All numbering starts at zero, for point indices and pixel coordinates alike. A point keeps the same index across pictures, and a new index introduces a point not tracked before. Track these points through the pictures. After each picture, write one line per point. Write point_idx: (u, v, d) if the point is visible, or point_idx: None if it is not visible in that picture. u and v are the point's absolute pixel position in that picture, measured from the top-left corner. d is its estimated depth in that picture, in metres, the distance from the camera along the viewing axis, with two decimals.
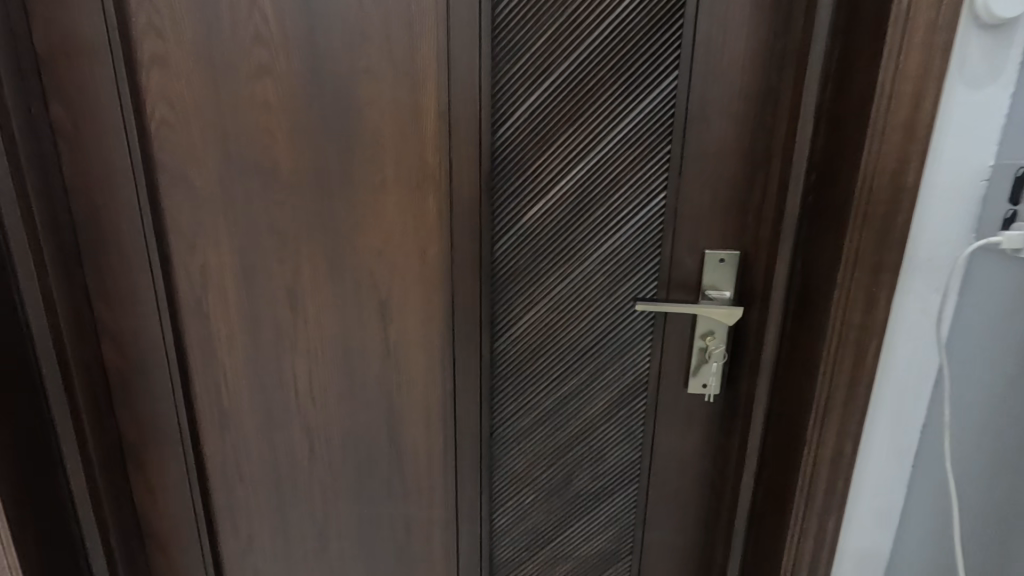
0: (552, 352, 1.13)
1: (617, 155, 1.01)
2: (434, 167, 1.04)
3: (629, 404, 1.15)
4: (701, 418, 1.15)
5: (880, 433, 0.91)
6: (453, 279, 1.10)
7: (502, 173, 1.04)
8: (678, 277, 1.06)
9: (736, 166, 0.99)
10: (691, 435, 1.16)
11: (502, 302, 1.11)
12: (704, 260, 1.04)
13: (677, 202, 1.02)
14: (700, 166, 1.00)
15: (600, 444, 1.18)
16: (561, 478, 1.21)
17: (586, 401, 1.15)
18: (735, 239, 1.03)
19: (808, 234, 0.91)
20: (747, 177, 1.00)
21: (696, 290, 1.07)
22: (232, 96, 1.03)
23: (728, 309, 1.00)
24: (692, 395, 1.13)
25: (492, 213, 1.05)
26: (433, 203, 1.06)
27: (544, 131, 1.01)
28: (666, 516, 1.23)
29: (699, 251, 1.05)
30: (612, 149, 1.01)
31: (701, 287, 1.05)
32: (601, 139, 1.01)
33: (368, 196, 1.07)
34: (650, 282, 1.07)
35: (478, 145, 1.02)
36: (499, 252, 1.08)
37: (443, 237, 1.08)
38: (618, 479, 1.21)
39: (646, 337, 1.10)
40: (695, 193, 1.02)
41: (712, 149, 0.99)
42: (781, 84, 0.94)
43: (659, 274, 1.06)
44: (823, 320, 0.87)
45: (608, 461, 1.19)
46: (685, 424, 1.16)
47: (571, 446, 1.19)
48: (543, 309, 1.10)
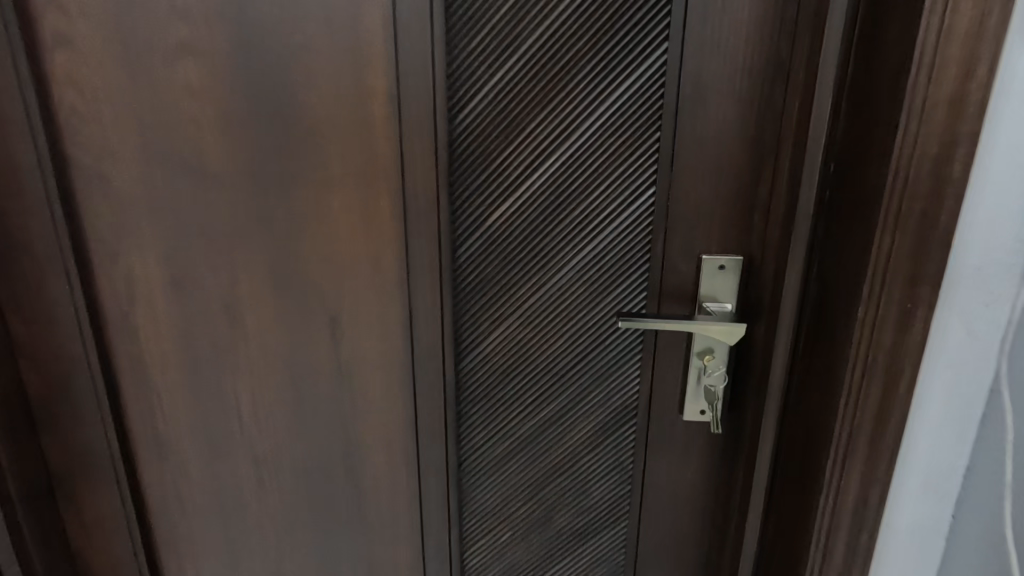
0: (525, 373, 0.98)
1: (596, 146, 0.86)
2: (385, 160, 0.90)
3: (616, 432, 1.00)
4: (700, 449, 0.99)
5: (914, 476, 0.75)
6: (411, 289, 0.95)
7: (464, 167, 0.89)
8: (670, 287, 0.91)
9: (739, 155, 0.84)
10: (688, 466, 1.01)
11: (467, 315, 0.96)
12: (700, 266, 0.89)
13: (669, 199, 0.87)
14: (696, 156, 0.85)
15: (584, 477, 1.03)
16: (540, 514, 1.07)
17: (565, 428, 1.00)
18: (738, 242, 0.88)
19: (826, 236, 0.76)
20: (752, 168, 0.84)
21: (692, 301, 0.91)
22: (149, 79, 0.88)
23: (727, 325, 0.85)
24: (688, 422, 0.98)
25: (453, 214, 0.91)
26: (386, 202, 0.92)
27: (511, 117, 0.86)
28: (660, 557, 1.08)
29: (695, 256, 0.89)
30: (591, 138, 0.86)
31: (698, 298, 0.90)
32: (578, 127, 0.86)
33: (311, 194, 0.93)
34: (638, 294, 0.92)
35: (434, 134, 0.87)
36: (462, 259, 0.93)
37: (399, 242, 0.93)
38: (604, 516, 1.06)
39: (634, 356, 0.95)
40: (689, 189, 0.86)
41: (710, 137, 0.84)
42: (793, 55, 0.78)
43: (648, 284, 0.91)
44: (846, 341, 0.71)
45: (593, 496, 1.05)
46: (681, 454, 1.00)
47: (551, 479, 1.04)
48: (514, 324, 0.95)
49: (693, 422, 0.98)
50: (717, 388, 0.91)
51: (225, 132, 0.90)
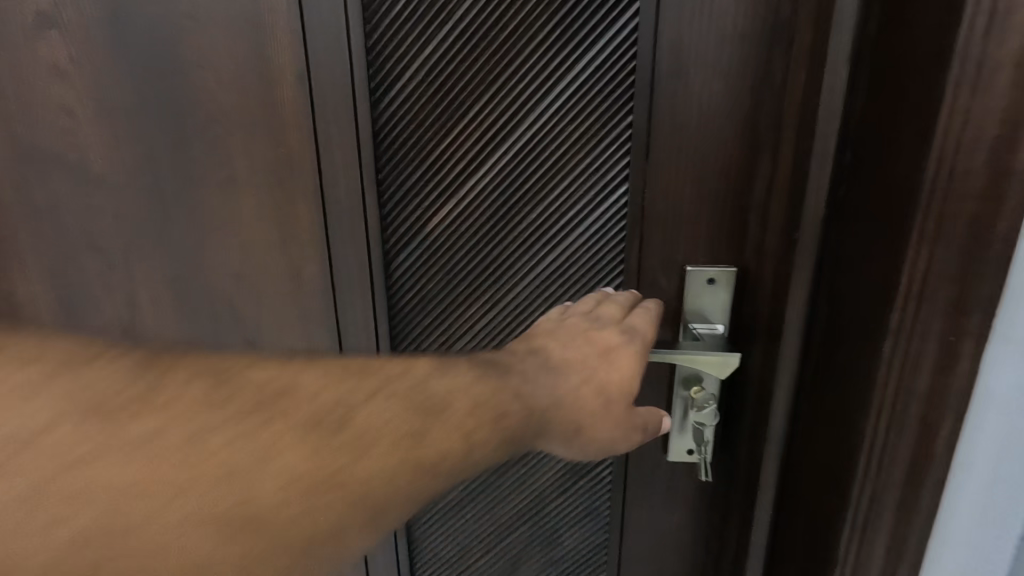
0: None
1: (553, 137, 0.70)
2: (300, 155, 0.74)
3: (587, 474, 0.85)
4: (685, 494, 0.84)
5: (955, 552, 0.58)
6: (341, 307, 0.81)
7: (395, 162, 0.74)
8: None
9: (730, 144, 0.67)
10: (675, 513, 0.85)
11: (408, 338, 0.82)
12: (685, 281, 0.73)
13: (644, 201, 0.71)
14: (676, 147, 0.68)
15: (552, 524, 0.88)
16: (503, 563, 0.92)
17: (528, 469, 0.85)
18: (729, 251, 0.72)
19: (839, 247, 0.60)
20: (746, 161, 0.68)
21: (674, 322, 0.76)
22: (11, 61, 0.73)
23: (715, 355, 0.68)
24: (671, 463, 0.82)
25: (385, 219, 0.76)
26: (305, 205, 0.76)
27: (448, 101, 0.71)
28: None
29: (677, 268, 0.73)
30: (546, 127, 0.70)
31: (683, 317, 0.74)
32: (531, 113, 0.70)
33: (216, 194, 0.77)
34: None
35: (356, 124, 0.72)
36: (399, 273, 0.79)
37: (323, 252, 0.78)
38: (578, 568, 0.91)
39: None
40: (669, 187, 0.70)
41: (693, 123, 0.67)
42: (797, 15, 0.61)
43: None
44: (862, 384, 0.55)
45: (564, 546, 0.89)
46: (665, 499, 0.85)
47: (514, 526, 0.89)
48: (464, 348, 0.81)
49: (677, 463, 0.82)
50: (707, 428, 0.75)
51: (107, 122, 0.75)
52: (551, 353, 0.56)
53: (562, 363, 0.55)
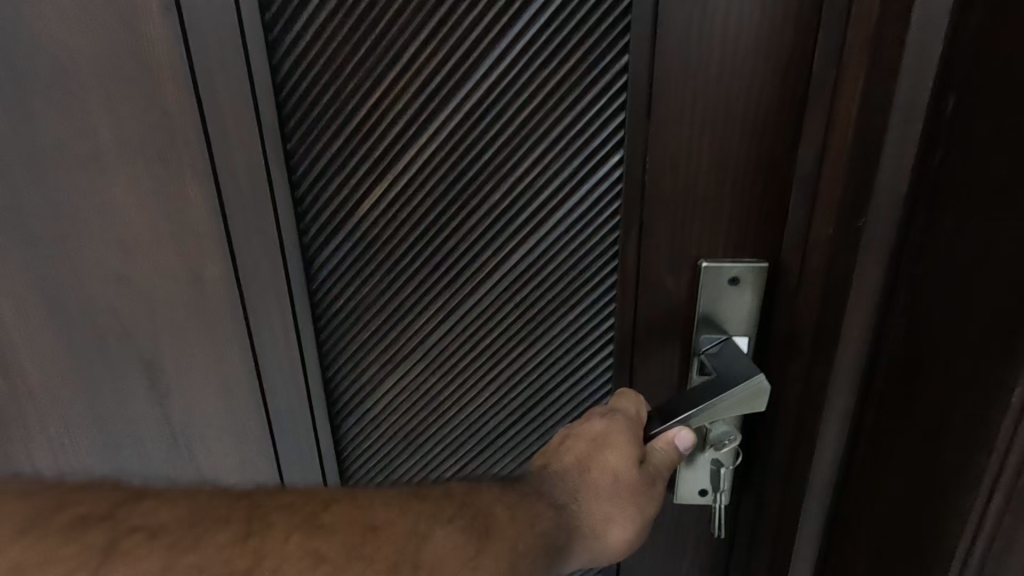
0: (437, 430, 0.68)
1: (519, 90, 0.53)
2: (182, 123, 0.55)
3: None
4: (696, 544, 0.67)
5: None
6: (256, 320, 0.63)
7: (306, 128, 0.55)
8: (650, 313, 0.58)
9: (765, 94, 0.48)
10: (683, 564, 0.69)
11: (343, 354, 0.65)
12: (699, 279, 0.55)
13: (646, 172, 0.53)
14: (690, 99, 0.50)
15: None
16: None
17: None
18: (761, 240, 0.53)
19: (928, 241, 0.41)
20: (786, 116, 0.49)
21: (683, 335, 0.58)
22: None
23: (741, 385, 0.51)
24: (677, 510, 0.66)
25: (300, 206, 0.58)
26: (196, 189, 0.57)
27: (374, 41, 0.52)
28: None
29: (689, 263, 0.56)
30: (510, 76, 0.52)
31: (695, 326, 0.57)
32: (486, 56, 0.52)
33: (78, 175, 0.58)
34: (603, 323, 0.60)
35: (252, 79, 0.53)
36: (326, 273, 0.61)
37: (229, 251, 0.60)
38: None
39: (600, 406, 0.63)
40: (679, 153, 0.52)
41: (712, 64, 0.48)
42: None
43: (616, 307, 0.59)
44: (971, 443, 0.37)
45: None
46: (672, 548, 0.68)
47: None
48: (414, 364, 0.64)
49: (685, 510, 0.65)
50: (728, 468, 0.58)
51: None
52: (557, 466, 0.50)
53: (567, 468, 0.50)
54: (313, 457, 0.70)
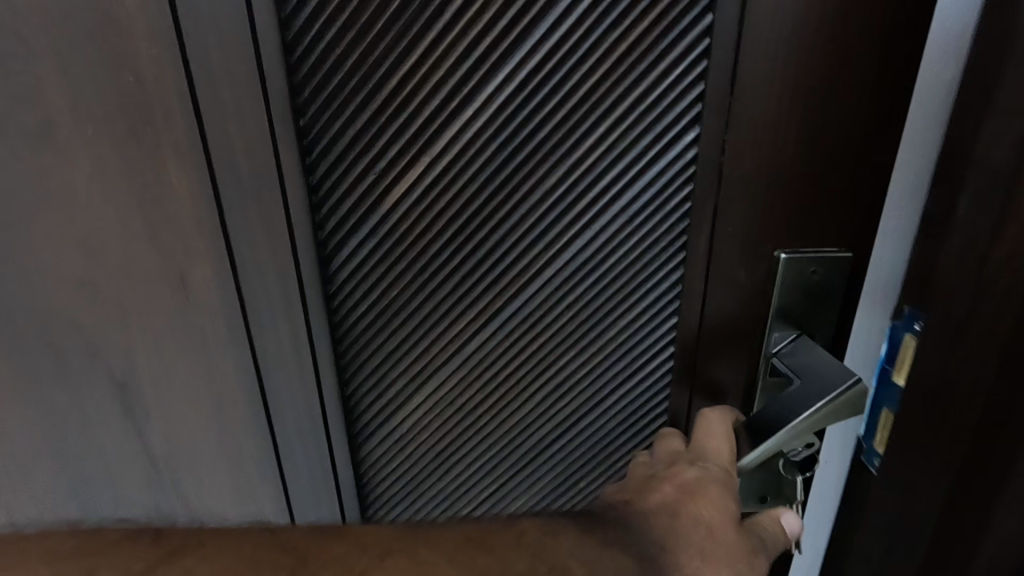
0: (474, 447, 0.60)
1: (585, 55, 0.45)
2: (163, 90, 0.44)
3: None
4: None
5: None
6: (258, 330, 0.53)
7: (323, 99, 0.45)
8: (719, 311, 0.52)
9: (859, 63, 0.43)
10: None
11: (367, 366, 0.56)
12: (774, 273, 0.50)
13: (724, 153, 0.47)
14: (778, 68, 0.44)
15: None
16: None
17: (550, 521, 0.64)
18: (841, 224, 0.49)
19: None
20: (876, 88, 0.44)
21: (752, 335, 0.53)
22: None
23: (830, 393, 0.46)
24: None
25: (316, 194, 0.48)
26: (181, 174, 0.47)
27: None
28: None
29: (765, 253, 0.50)
30: (572, 41, 0.44)
31: (766, 325, 0.52)
32: (546, 14, 0.43)
33: (19, 156, 0.45)
34: (663, 324, 0.54)
35: (254, 35, 0.43)
36: (346, 274, 0.52)
37: (223, 250, 0.50)
38: None
39: (654, 413, 0.58)
40: (761, 131, 0.46)
41: (805, 30, 0.43)
42: None
43: (680, 305, 0.53)
44: None
45: None
46: None
47: None
48: (450, 376, 0.56)
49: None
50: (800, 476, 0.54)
51: None
52: (637, 505, 0.43)
53: (650, 511, 0.43)
54: (328, 479, 0.62)
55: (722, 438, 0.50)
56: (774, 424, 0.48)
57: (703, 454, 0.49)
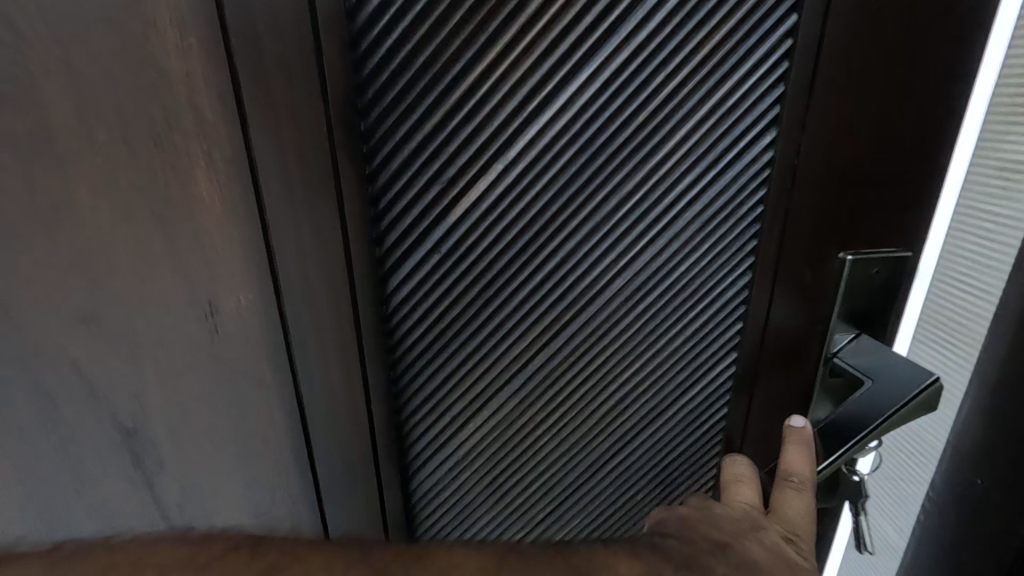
0: (534, 468, 0.56)
1: (673, 50, 0.41)
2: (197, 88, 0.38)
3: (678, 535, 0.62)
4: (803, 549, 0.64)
5: None
6: (301, 360, 0.47)
7: (391, 98, 0.40)
8: (781, 315, 0.52)
9: (925, 66, 0.44)
10: None
11: (423, 390, 0.51)
12: (841, 273, 0.50)
13: (799, 155, 0.46)
14: (855, 68, 0.44)
15: None
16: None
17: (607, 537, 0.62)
18: (900, 225, 0.50)
19: None
20: (939, 91, 0.45)
21: (813, 337, 0.53)
22: None
23: (909, 395, 0.48)
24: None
25: (377, 204, 0.43)
26: (214, 184, 0.40)
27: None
28: None
29: (829, 254, 0.50)
30: (659, 40, 0.41)
31: (830, 328, 0.52)
32: (635, 10, 0.40)
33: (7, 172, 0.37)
34: (728, 331, 0.52)
35: (316, 23, 0.37)
36: (405, 290, 0.47)
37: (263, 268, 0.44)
38: None
39: (715, 420, 0.57)
40: (836, 132, 0.45)
41: (882, 31, 0.43)
42: None
43: (745, 311, 0.52)
44: None
45: None
46: None
47: None
48: (513, 395, 0.52)
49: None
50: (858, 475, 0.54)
51: None
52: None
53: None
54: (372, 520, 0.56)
55: (810, 453, 0.49)
56: (856, 428, 0.49)
57: (793, 471, 0.47)
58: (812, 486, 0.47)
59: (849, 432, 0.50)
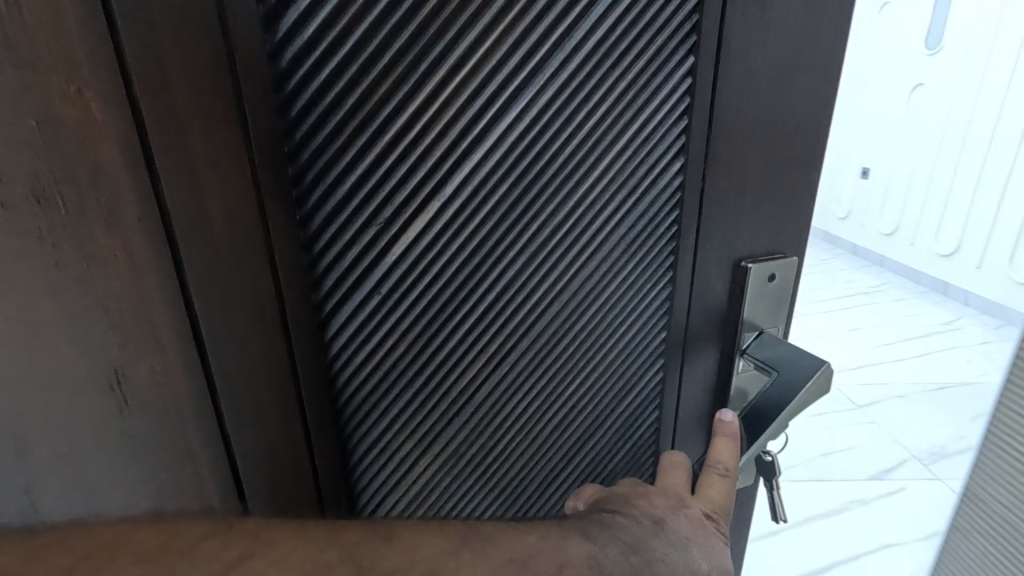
0: (491, 491, 0.56)
1: (593, 94, 0.44)
2: (92, 135, 0.34)
3: None
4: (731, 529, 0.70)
5: None
6: (230, 422, 0.43)
7: (321, 143, 0.38)
8: (698, 323, 0.57)
9: (805, 102, 0.50)
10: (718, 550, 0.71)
11: (374, 434, 0.49)
12: (744, 281, 0.55)
13: (706, 180, 0.50)
14: (747, 105, 0.49)
15: None
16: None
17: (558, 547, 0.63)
18: (789, 235, 0.56)
19: None
20: (814, 119, 0.51)
21: (727, 340, 0.58)
22: None
23: (806, 382, 0.54)
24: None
25: (311, 251, 0.41)
26: (116, 239, 0.37)
27: (419, 21, 0.38)
28: None
29: (734, 266, 0.55)
30: (578, 86, 0.43)
31: (741, 329, 0.57)
32: (554, 60, 0.42)
33: None
34: (654, 341, 0.56)
35: (233, 66, 0.35)
36: (349, 333, 0.45)
37: (182, 328, 0.40)
38: None
39: (649, 422, 0.60)
40: (734, 160, 0.51)
41: (768, 71, 0.48)
42: None
43: (667, 322, 0.56)
44: None
45: None
46: None
47: None
48: (466, 424, 0.51)
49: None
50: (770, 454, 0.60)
51: None
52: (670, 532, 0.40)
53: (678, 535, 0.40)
54: None
55: (736, 445, 0.54)
56: (769, 417, 0.55)
57: (720, 458, 0.52)
58: (734, 474, 0.52)
59: (763, 420, 0.56)
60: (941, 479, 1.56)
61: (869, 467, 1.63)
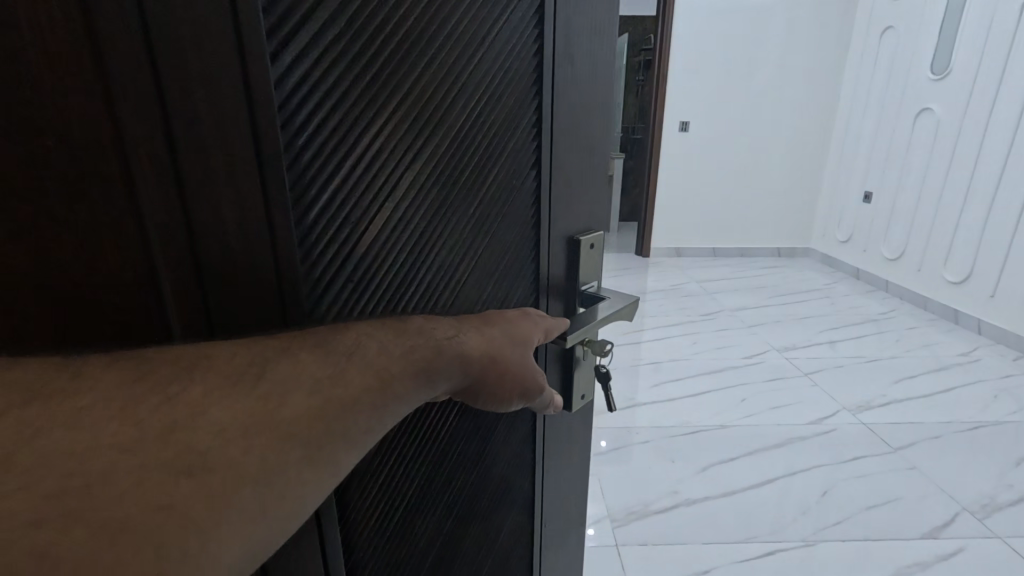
0: (432, 431, 0.64)
1: (480, 130, 0.60)
2: (119, 153, 0.35)
3: (534, 418, 0.79)
4: (582, 426, 0.90)
5: None
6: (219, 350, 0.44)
7: (311, 173, 0.46)
8: (554, 284, 0.74)
9: (593, 129, 0.73)
10: (577, 444, 0.91)
11: None
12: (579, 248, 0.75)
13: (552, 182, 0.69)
14: (570, 132, 0.69)
15: (505, 476, 0.79)
16: (444, 546, 0.73)
17: (484, 449, 0.74)
18: (595, 211, 0.79)
19: None
20: (601, 136, 0.75)
21: (569, 298, 0.77)
22: None
23: (621, 304, 0.74)
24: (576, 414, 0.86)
25: (305, 245, 0.47)
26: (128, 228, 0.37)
27: (371, 82, 0.48)
28: (563, 546, 0.97)
29: (569, 240, 0.75)
30: (469, 123, 0.58)
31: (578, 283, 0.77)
32: (456, 106, 0.56)
33: None
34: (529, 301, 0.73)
35: (248, 88, 0.40)
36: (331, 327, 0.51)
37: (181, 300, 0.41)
38: (521, 511, 0.85)
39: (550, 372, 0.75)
40: (565, 167, 0.71)
41: (578, 107, 0.69)
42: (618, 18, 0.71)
43: (535, 286, 0.73)
44: None
45: (513, 493, 0.82)
46: (574, 436, 0.89)
47: (474, 502, 0.76)
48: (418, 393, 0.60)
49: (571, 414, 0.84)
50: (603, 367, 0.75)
51: None
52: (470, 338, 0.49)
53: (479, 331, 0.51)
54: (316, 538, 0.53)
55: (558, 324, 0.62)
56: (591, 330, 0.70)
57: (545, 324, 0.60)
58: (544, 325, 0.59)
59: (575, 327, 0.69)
60: (996, 536, 1.80)
61: (918, 527, 1.84)
